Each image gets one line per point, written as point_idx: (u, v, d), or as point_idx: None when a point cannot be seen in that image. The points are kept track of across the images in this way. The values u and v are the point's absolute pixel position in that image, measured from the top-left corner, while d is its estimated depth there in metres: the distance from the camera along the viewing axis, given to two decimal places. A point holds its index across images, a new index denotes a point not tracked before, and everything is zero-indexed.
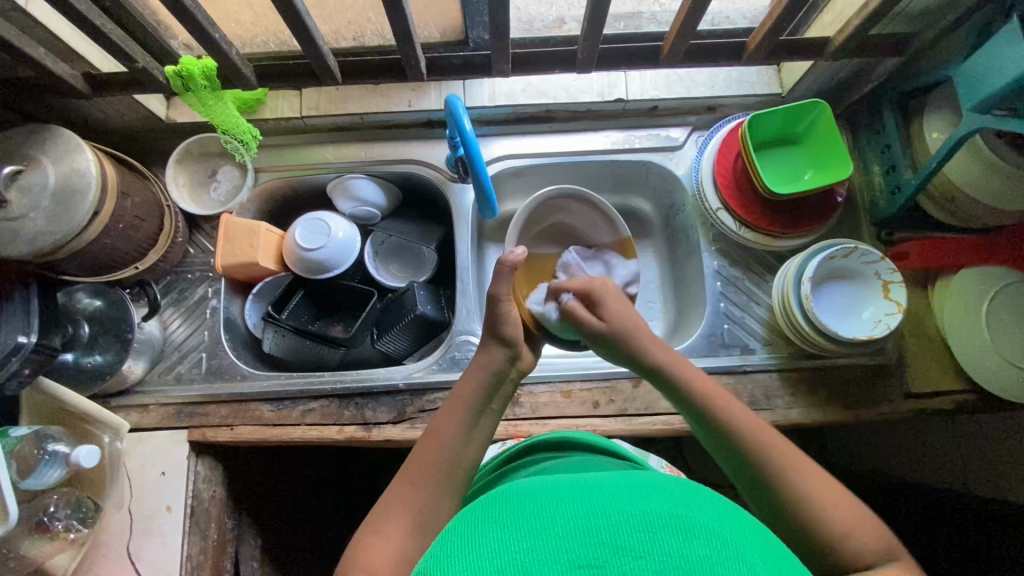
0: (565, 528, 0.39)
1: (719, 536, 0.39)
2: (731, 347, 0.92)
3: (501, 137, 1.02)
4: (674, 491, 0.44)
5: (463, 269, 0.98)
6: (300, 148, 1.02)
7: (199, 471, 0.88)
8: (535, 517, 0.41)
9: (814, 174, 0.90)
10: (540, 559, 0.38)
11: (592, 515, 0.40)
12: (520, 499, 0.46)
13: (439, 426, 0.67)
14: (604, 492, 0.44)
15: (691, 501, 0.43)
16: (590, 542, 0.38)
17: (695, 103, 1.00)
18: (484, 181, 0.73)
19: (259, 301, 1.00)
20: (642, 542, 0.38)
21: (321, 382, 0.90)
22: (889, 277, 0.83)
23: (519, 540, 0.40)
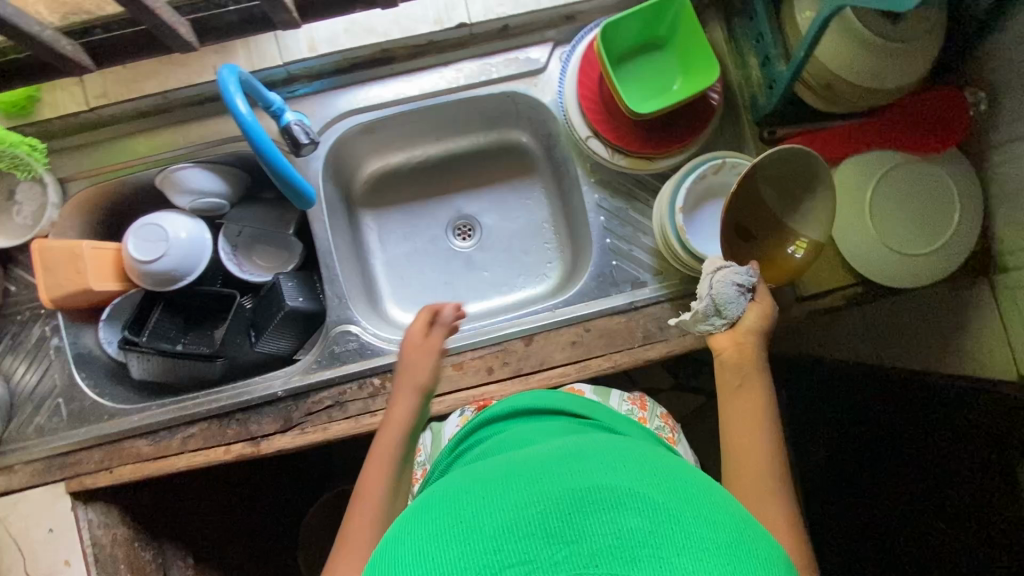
0: (487, 524, 0.36)
1: (652, 506, 0.36)
2: (622, 285, 0.89)
3: (341, 90, 0.88)
4: (605, 456, 0.41)
5: (326, 253, 0.90)
6: (108, 146, 0.88)
7: (93, 518, 0.83)
8: (460, 512, 0.38)
9: (683, 82, 0.81)
10: (465, 565, 0.34)
11: (516, 503, 0.37)
12: (447, 491, 0.42)
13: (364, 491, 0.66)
14: (533, 472, 0.40)
15: (621, 465, 0.39)
16: (519, 536, 0.35)
17: (549, 15, 0.87)
18: (287, 169, 0.65)
19: (114, 325, 0.90)
20: (571, 522, 0.35)
21: (196, 404, 0.84)
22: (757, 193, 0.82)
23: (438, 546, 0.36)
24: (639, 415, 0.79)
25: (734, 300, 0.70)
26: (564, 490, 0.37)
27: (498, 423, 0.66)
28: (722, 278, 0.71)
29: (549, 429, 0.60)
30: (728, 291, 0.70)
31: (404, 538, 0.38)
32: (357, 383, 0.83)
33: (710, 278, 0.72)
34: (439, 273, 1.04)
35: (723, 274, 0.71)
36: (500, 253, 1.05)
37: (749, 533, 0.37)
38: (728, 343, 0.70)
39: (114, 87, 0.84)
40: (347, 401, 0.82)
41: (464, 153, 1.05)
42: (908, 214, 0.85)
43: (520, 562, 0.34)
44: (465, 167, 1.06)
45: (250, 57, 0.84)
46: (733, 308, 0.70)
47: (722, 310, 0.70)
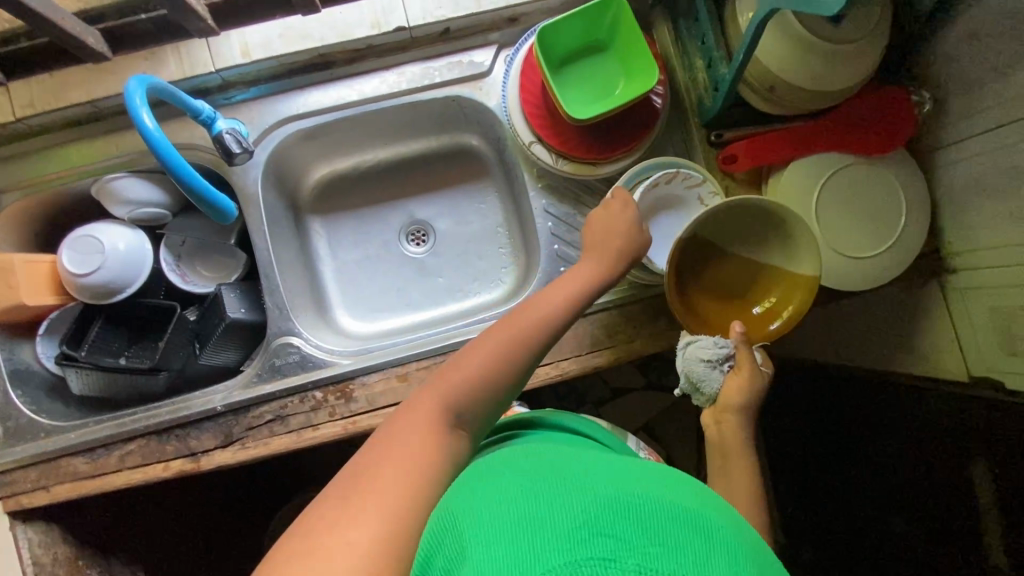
0: (580, 506, 0.39)
1: (733, 549, 0.38)
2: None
3: (280, 95, 0.86)
4: (688, 489, 0.44)
5: (268, 263, 0.88)
6: (39, 156, 0.85)
7: (32, 538, 0.82)
8: (557, 486, 0.41)
9: (625, 86, 0.80)
10: (562, 537, 0.36)
11: (611, 491, 0.40)
12: (542, 462, 0.46)
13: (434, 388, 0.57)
14: (616, 476, 0.43)
15: (706, 502, 0.42)
16: (618, 515, 0.38)
17: (492, 17, 0.85)
18: (197, 183, 0.65)
19: (52, 340, 0.88)
20: (662, 527, 0.37)
21: (134, 421, 0.82)
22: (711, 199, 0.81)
23: (538, 503, 0.40)
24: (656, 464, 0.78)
25: (709, 376, 0.71)
26: (661, 501, 0.40)
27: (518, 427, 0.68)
28: (693, 359, 0.72)
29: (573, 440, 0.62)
30: (697, 370, 0.71)
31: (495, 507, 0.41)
32: (299, 397, 0.82)
33: (682, 354, 0.74)
34: (392, 281, 1.03)
35: (691, 353, 0.72)
36: (454, 258, 1.03)
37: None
38: (712, 421, 0.72)
39: (40, 96, 0.81)
40: (288, 415, 0.81)
41: (415, 157, 1.04)
42: (857, 217, 0.84)
43: (614, 537, 0.36)
44: (417, 172, 1.05)
45: (181, 63, 0.81)
46: (709, 385, 0.71)
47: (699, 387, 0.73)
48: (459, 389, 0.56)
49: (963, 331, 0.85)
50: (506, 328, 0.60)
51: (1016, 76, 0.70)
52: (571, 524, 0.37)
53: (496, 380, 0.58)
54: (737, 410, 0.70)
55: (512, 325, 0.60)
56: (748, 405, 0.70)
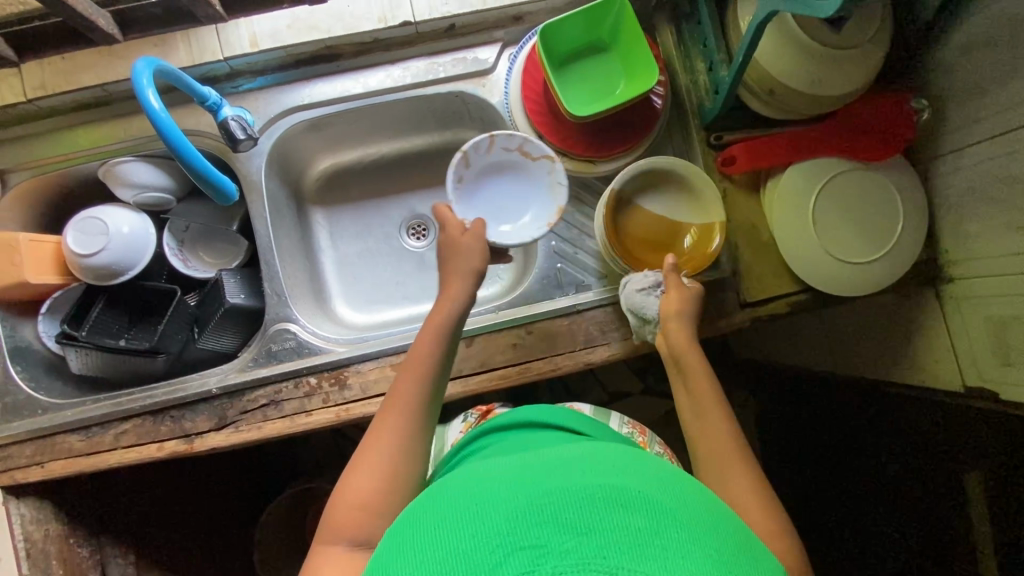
0: (501, 512, 0.38)
1: (655, 507, 0.38)
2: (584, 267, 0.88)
3: (286, 86, 0.87)
4: (607, 461, 0.43)
5: (268, 250, 0.89)
6: (50, 137, 0.87)
7: (25, 514, 0.83)
8: (483, 496, 0.41)
9: (625, 86, 0.81)
10: (482, 550, 0.36)
11: (524, 493, 0.39)
12: (460, 482, 0.45)
13: (374, 440, 0.60)
14: (546, 470, 0.42)
15: (626, 470, 0.42)
16: (531, 521, 0.37)
17: (497, 15, 0.86)
18: (201, 163, 0.66)
19: (54, 319, 0.90)
20: (577, 515, 0.36)
21: (131, 400, 0.83)
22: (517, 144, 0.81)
23: (449, 533, 0.38)
24: (639, 439, 0.78)
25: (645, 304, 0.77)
26: (576, 484, 0.39)
27: (503, 431, 0.68)
28: (629, 289, 0.78)
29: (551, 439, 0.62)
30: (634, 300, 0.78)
31: (425, 527, 0.40)
32: (293, 382, 0.83)
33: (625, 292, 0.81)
34: (391, 273, 1.04)
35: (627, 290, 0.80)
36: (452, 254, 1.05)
37: (750, 552, 0.39)
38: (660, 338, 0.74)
39: (52, 77, 0.83)
40: (282, 400, 0.82)
41: (417, 152, 1.05)
42: (853, 222, 0.85)
43: (529, 547, 0.35)
44: (419, 167, 1.06)
45: (190, 51, 0.83)
46: (648, 311, 0.76)
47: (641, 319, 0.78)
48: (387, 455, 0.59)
49: (959, 337, 0.83)
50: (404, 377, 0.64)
51: (1014, 86, 0.70)
52: (485, 546, 0.36)
53: (417, 427, 0.61)
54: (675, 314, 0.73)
55: (412, 372, 0.64)
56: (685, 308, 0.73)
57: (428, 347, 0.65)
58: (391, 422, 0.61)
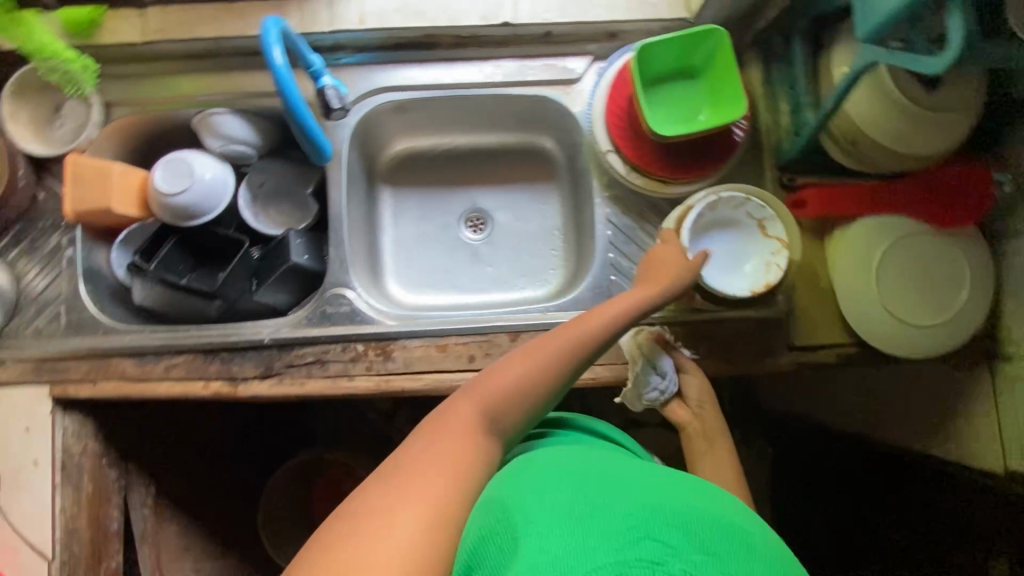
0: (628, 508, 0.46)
1: (754, 546, 0.47)
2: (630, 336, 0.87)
3: (381, 66, 0.91)
4: (710, 496, 0.52)
5: (338, 218, 0.92)
6: (156, 79, 0.92)
7: (68, 426, 0.87)
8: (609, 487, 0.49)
9: (709, 114, 0.82)
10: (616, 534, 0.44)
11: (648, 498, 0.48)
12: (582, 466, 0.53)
13: (517, 360, 0.62)
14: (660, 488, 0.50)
15: (726, 506, 0.51)
16: (662, 522, 0.45)
17: (593, 29, 0.89)
18: (308, 123, 0.69)
19: (127, 248, 0.94)
20: (698, 532, 0.46)
21: (185, 336, 0.86)
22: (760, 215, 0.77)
23: (583, 507, 0.46)
24: None
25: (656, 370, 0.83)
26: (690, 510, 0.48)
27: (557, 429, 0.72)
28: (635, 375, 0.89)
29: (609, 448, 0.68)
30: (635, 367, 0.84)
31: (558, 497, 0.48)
32: (341, 345, 0.86)
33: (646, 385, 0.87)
34: (445, 260, 1.07)
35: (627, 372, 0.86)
36: (506, 251, 1.07)
37: None
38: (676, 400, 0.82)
39: (172, 25, 0.89)
40: (328, 361, 0.85)
41: (490, 149, 1.08)
42: (917, 284, 0.84)
43: (656, 543, 0.44)
44: (488, 163, 1.09)
45: (301, 20, 0.87)
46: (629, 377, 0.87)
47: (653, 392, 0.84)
48: (514, 382, 0.60)
49: (1009, 420, 0.81)
50: (547, 338, 0.63)
51: None
52: (619, 529, 0.45)
53: (550, 380, 0.62)
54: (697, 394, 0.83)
55: (579, 328, 0.64)
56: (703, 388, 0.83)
57: (603, 319, 0.65)
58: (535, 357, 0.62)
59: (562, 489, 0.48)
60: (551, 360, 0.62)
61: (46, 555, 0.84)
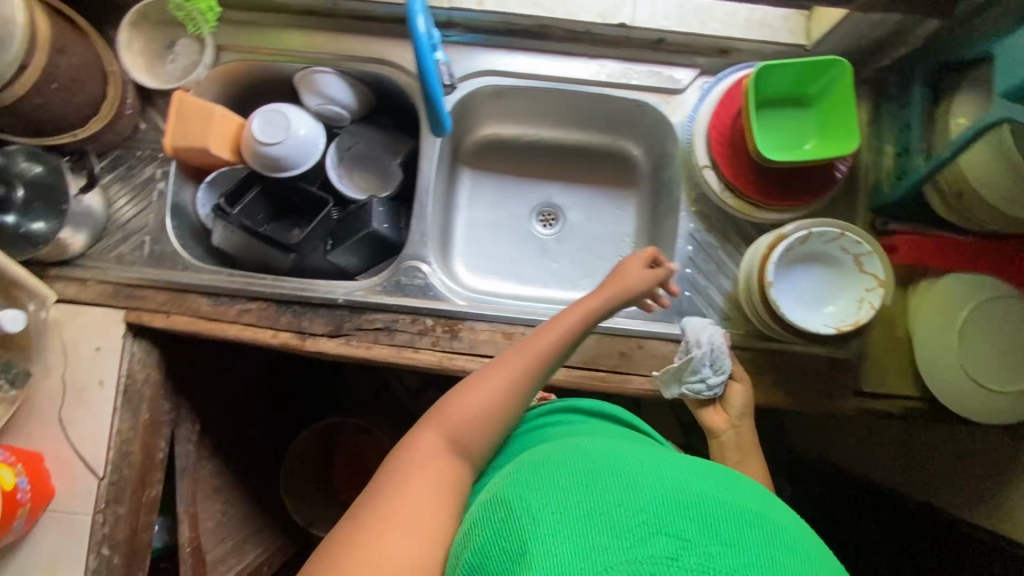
0: (640, 500, 0.44)
1: (774, 529, 0.44)
2: (701, 328, 0.83)
3: (488, 50, 0.91)
4: (718, 478, 0.50)
5: (423, 191, 0.93)
6: (267, 29, 0.93)
7: (135, 352, 0.89)
8: (618, 480, 0.47)
9: (815, 145, 0.81)
10: (625, 531, 0.42)
11: (663, 490, 0.45)
12: (587, 454, 0.51)
13: (490, 372, 0.65)
14: (675, 475, 0.48)
15: (736, 489, 0.49)
16: (674, 512, 0.43)
17: (708, 42, 0.89)
18: (439, 104, 0.67)
19: (212, 191, 0.96)
20: (715, 520, 0.43)
21: (261, 284, 0.88)
22: (857, 250, 0.75)
23: (586, 504, 0.45)
24: None
25: (714, 366, 0.81)
26: (709, 498, 0.45)
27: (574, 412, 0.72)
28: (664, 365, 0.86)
29: (623, 435, 0.66)
30: (697, 354, 0.80)
31: (560, 493, 0.46)
32: (411, 317, 0.87)
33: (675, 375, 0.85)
34: (511, 249, 1.07)
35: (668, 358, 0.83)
36: (573, 250, 1.07)
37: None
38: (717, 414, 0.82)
39: None
40: (396, 330, 0.86)
41: (573, 146, 1.07)
42: (1003, 349, 0.82)
43: (672, 536, 0.42)
44: (569, 160, 1.08)
45: None
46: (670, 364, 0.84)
47: (695, 383, 0.81)
48: (487, 394, 0.63)
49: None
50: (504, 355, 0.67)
51: None
52: (631, 525, 0.43)
53: (523, 386, 0.65)
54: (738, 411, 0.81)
55: (542, 335, 0.68)
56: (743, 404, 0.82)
57: (563, 324, 0.68)
58: (506, 367, 0.65)
59: (563, 485, 0.47)
60: (518, 370, 0.66)
61: (98, 472, 0.86)
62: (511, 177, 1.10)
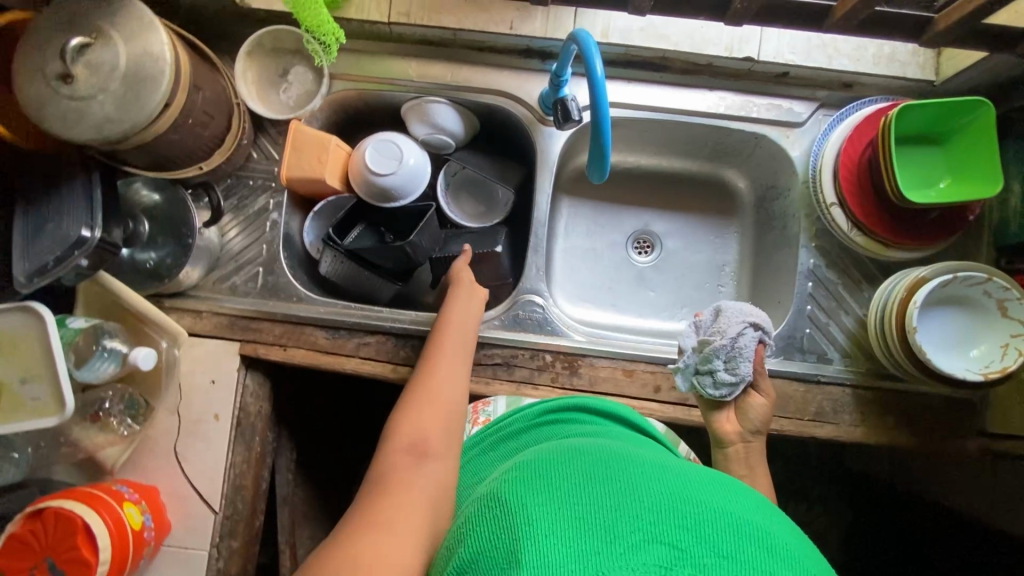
0: (642, 501, 0.40)
1: (789, 551, 0.39)
2: (734, 318, 0.76)
3: (608, 81, 0.91)
4: (731, 489, 0.45)
5: (539, 223, 0.92)
6: (383, 59, 0.92)
7: (248, 385, 0.87)
8: (616, 480, 0.43)
9: (950, 184, 0.81)
10: (612, 532, 0.38)
11: (667, 494, 0.41)
12: (582, 453, 0.47)
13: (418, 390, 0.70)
14: (682, 480, 0.44)
15: (742, 501, 0.43)
16: (672, 521, 0.39)
17: (831, 77, 0.88)
18: (604, 133, 0.65)
19: (319, 221, 0.94)
20: (714, 531, 0.39)
21: (378, 317, 0.88)
22: (1002, 295, 0.74)
23: (573, 499, 0.41)
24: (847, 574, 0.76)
25: (729, 363, 0.74)
26: (717, 507, 0.41)
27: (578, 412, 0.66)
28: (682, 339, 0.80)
29: (628, 436, 0.61)
30: (716, 341, 0.75)
31: (550, 482, 0.43)
32: (530, 353, 0.86)
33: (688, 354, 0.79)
34: (610, 279, 1.06)
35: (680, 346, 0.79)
36: (672, 280, 1.05)
37: None
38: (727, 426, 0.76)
39: (417, 9, 0.88)
40: (516, 366, 0.86)
41: (672, 174, 1.07)
42: None
43: (669, 544, 0.38)
44: (668, 187, 1.07)
45: (546, 23, 0.88)
46: (690, 344, 0.78)
47: (706, 375, 0.76)
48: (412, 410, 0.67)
49: None
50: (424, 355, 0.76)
51: None
52: (624, 526, 0.39)
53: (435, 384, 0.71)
54: (751, 425, 0.75)
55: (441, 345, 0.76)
56: (759, 422, 0.76)
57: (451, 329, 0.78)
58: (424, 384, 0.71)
59: (553, 482, 0.43)
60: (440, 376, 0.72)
61: (214, 507, 0.84)
62: (607, 204, 1.09)
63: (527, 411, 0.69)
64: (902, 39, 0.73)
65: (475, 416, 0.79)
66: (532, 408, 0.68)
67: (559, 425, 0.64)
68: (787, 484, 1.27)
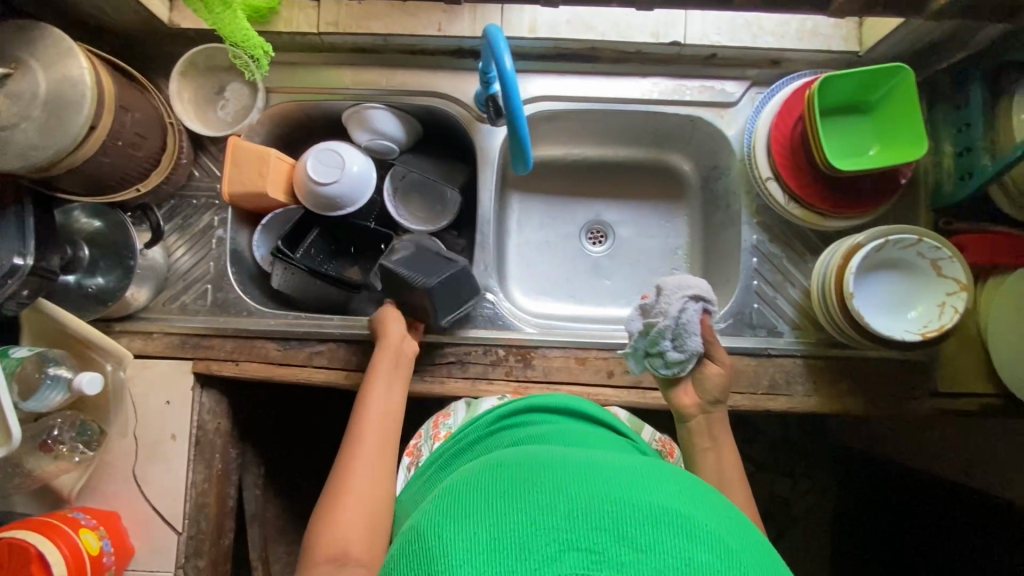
0: (561, 505, 0.40)
1: (710, 535, 0.39)
2: (674, 295, 0.75)
3: (541, 74, 0.92)
4: (660, 476, 0.45)
5: (485, 221, 0.93)
6: (318, 69, 0.93)
7: (205, 402, 0.87)
8: (537, 487, 0.42)
9: (879, 151, 0.82)
10: (530, 546, 0.38)
11: (587, 493, 0.41)
12: (510, 463, 0.47)
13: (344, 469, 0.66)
14: (607, 475, 0.43)
15: (667, 487, 0.43)
16: (590, 524, 0.39)
17: (758, 55, 0.90)
18: (520, 127, 0.66)
19: (268, 234, 0.93)
20: (631, 527, 0.39)
21: (331, 325, 0.88)
22: (935, 255, 0.75)
23: (492, 517, 0.40)
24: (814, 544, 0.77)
25: (676, 342, 0.74)
26: (638, 500, 0.41)
27: (528, 411, 0.65)
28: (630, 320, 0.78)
29: (576, 431, 0.60)
30: (660, 323, 0.74)
31: (472, 501, 0.43)
32: (483, 348, 0.87)
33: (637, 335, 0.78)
34: (565, 270, 1.07)
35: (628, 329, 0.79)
36: (626, 267, 1.06)
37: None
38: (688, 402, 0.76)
39: (345, 18, 0.89)
40: (469, 362, 0.86)
41: (618, 163, 1.08)
42: None
43: (586, 549, 0.38)
44: (616, 176, 1.08)
45: (474, 22, 0.89)
46: (638, 327, 0.77)
47: (658, 358, 0.76)
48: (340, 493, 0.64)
49: None
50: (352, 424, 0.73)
51: None
52: (542, 537, 0.38)
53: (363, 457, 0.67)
54: (711, 400, 0.76)
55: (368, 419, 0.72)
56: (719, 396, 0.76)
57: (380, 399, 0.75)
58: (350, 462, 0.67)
59: (474, 503, 0.42)
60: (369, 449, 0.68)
61: (177, 527, 0.83)
62: (558, 196, 1.09)
63: (486, 419, 0.67)
64: (814, 12, 0.75)
65: (436, 431, 0.78)
66: (488, 417, 0.67)
67: (512, 428, 0.63)
68: (764, 461, 1.27)
